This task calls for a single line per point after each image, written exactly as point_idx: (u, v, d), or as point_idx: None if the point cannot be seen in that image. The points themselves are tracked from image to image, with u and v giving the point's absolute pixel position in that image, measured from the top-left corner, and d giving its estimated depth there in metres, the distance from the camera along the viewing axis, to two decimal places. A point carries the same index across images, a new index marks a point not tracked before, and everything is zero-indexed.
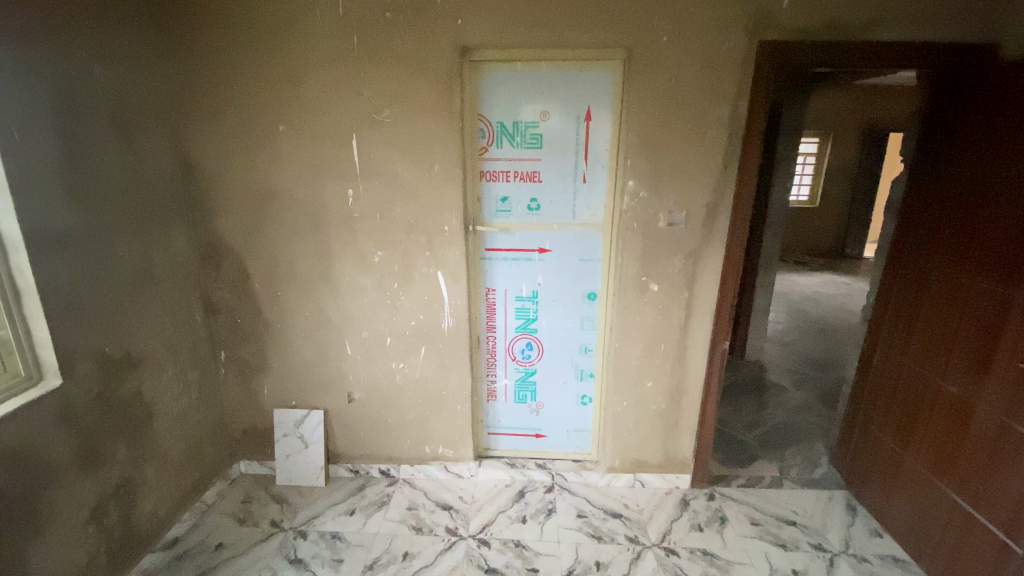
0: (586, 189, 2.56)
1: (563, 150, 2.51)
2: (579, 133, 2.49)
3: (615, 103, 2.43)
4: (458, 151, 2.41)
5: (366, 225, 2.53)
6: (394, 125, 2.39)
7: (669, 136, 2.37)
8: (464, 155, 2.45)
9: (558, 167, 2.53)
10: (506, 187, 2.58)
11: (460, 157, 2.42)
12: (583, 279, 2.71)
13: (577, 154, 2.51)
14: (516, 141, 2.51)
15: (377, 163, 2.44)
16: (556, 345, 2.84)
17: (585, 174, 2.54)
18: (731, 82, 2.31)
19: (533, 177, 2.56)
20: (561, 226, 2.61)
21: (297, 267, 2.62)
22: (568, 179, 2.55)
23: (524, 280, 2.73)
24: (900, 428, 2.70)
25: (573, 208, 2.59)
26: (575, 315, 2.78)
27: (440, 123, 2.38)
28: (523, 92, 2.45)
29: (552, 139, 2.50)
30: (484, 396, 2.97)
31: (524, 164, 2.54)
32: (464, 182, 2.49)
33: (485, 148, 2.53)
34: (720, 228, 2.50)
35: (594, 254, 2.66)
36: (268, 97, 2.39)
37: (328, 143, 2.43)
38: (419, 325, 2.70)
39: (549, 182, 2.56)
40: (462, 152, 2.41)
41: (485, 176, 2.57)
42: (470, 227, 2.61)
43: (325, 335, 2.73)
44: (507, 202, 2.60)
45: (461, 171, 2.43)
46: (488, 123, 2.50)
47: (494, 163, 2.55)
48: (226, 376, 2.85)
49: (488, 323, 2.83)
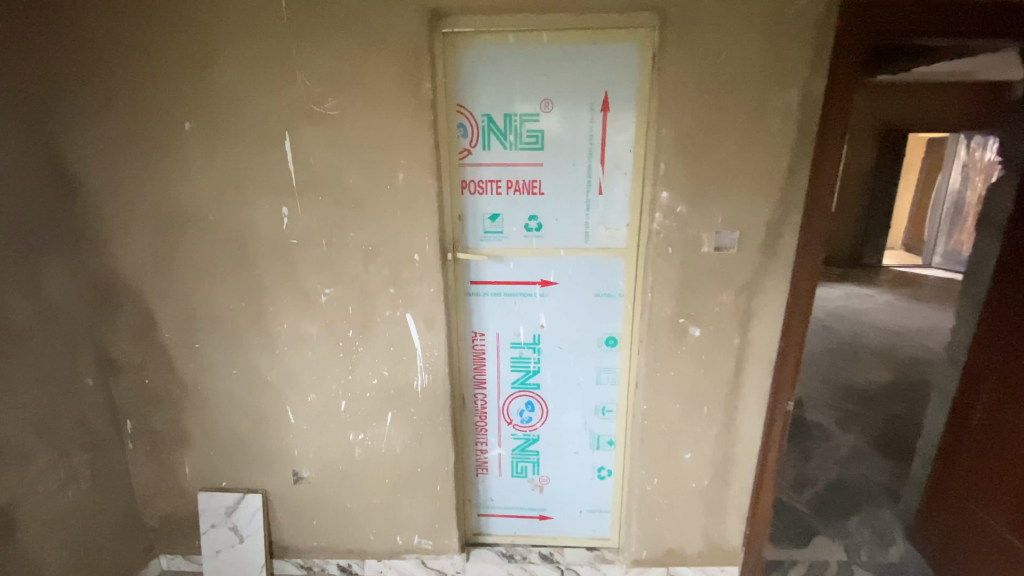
0: (602, 204, 1.91)
1: (571, 153, 1.87)
2: (593, 130, 1.84)
3: (641, 88, 1.79)
4: (431, 155, 1.77)
5: (308, 255, 1.88)
6: (343, 120, 1.75)
7: (717, 133, 1.74)
8: (439, 162, 1.81)
9: (564, 175, 1.89)
10: (496, 202, 1.93)
11: (433, 164, 1.77)
12: (599, 320, 2.04)
13: (590, 156, 1.87)
14: (508, 141, 1.87)
15: (322, 173, 1.80)
16: (565, 406, 2.16)
17: (600, 184, 1.89)
18: (802, 57, 1.68)
19: (531, 189, 1.91)
20: (569, 252, 1.95)
21: (218, 312, 1.96)
22: (578, 190, 1.90)
23: (522, 323, 2.06)
24: (1020, 516, 2.03)
25: (585, 229, 1.93)
26: (590, 368, 2.10)
27: (405, 119, 1.74)
28: (516, 76, 1.80)
29: (557, 139, 1.86)
30: (473, 470, 2.30)
31: (520, 173, 1.90)
32: (441, 197, 1.85)
33: (468, 150, 1.88)
34: (783, 252, 1.87)
35: (613, 289, 2.00)
36: (167, 84, 1.74)
37: (252, 145, 1.78)
38: (383, 386, 2.03)
39: (552, 195, 1.91)
40: (435, 156, 1.77)
41: (468, 188, 1.92)
42: (449, 254, 1.95)
43: (261, 399, 2.07)
44: (498, 221, 1.94)
45: (435, 181, 1.79)
46: (471, 119, 1.85)
47: (479, 172, 1.90)
48: (136, 452, 2.19)
49: (476, 378, 2.14)
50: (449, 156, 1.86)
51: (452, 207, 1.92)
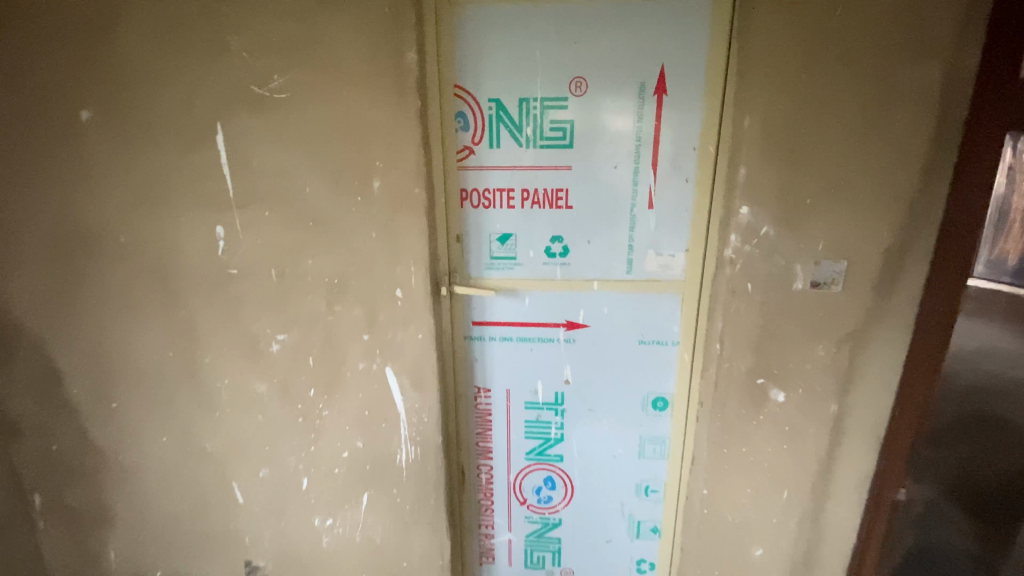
0: (653, 223, 1.38)
1: (612, 153, 1.35)
2: (642, 122, 1.32)
3: (712, 59, 1.26)
4: (417, 157, 1.27)
5: (253, 290, 1.39)
6: (295, 107, 1.26)
7: (822, 124, 1.22)
8: (428, 165, 1.31)
9: (602, 184, 1.37)
10: (507, 218, 1.42)
11: (420, 169, 1.28)
12: (645, 376, 1.51)
13: (637, 157, 1.35)
14: (525, 136, 1.35)
15: (268, 180, 1.31)
16: (597, 483, 1.65)
17: (650, 195, 1.37)
18: (958, 10, 1.14)
19: (556, 202, 1.39)
20: (606, 286, 1.44)
21: (140, 362, 1.49)
22: (620, 204, 1.38)
23: (541, 377, 1.54)
24: None
25: (628, 256, 1.41)
26: (630, 437, 1.58)
27: (381, 105, 1.25)
28: (535, 46, 1.29)
29: (592, 135, 1.34)
30: (475, 558, 1.80)
31: (540, 180, 1.38)
32: (432, 215, 1.35)
33: (469, 148, 1.37)
34: (904, 290, 1.35)
35: (665, 336, 1.47)
36: (56, 57, 1.26)
37: (174, 141, 1.30)
38: (356, 460, 1.53)
39: (583, 209, 1.39)
40: (423, 157, 1.28)
41: (470, 200, 1.41)
42: (444, 288, 1.45)
43: (198, 473, 1.59)
44: (510, 243, 1.44)
45: (423, 191, 1.30)
46: (473, 106, 1.34)
47: (485, 178, 1.39)
48: (48, 535, 1.71)
49: (479, 447, 1.64)
50: (442, 158, 1.36)
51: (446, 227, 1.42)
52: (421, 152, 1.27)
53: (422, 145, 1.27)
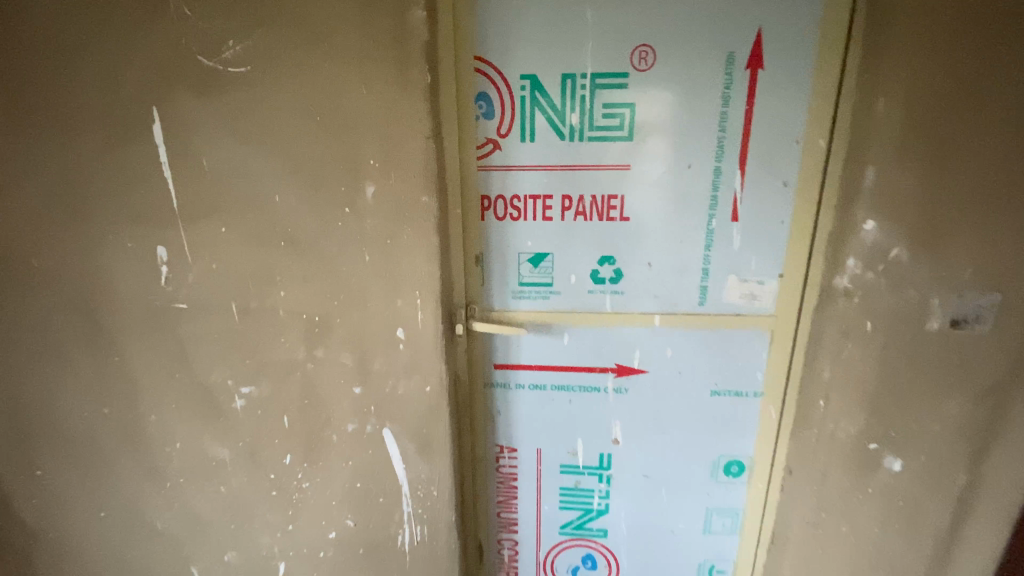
0: (737, 240, 1.05)
1: (686, 148, 1.01)
2: (727, 106, 0.98)
3: (829, 20, 0.92)
4: (426, 155, 0.94)
5: (211, 330, 1.05)
6: (257, 85, 0.92)
7: (994, 105, 0.86)
8: (439, 165, 0.97)
9: (670, 188, 1.03)
10: (542, 233, 1.08)
11: (429, 170, 0.94)
12: (717, 434, 1.18)
13: (719, 153, 1.01)
14: (569, 126, 1.01)
15: (223, 185, 0.97)
16: (649, 562, 1.32)
17: (734, 203, 1.03)
18: None
19: (608, 212, 1.05)
20: (671, 322, 1.10)
21: (68, 420, 1.15)
22: (694, 215, 1.04)
23: (582, 436, 1.20)
24: None
25: (702, 283, 1.07)
26: (693, 508, 1.25)
27: (376, 82, 0.90)
28: (585, 3, 0.95)
29: (660, 124, 1.00)
30: None
31: (588, 183, 1.04)
32: (445, 231, 1.01)
33: (494, 142, 1.03)
34: None
35: (745, 385, 1.13)
36: None
37: (96, 132, 0.95)
38: (346, 542, 1.19)
39: (644, 222, 1.05)
40: (432, 153, 0.94)
41: (494, 210, 1.07)
42: (460, 325, 1.10)
43: (147, 555, 1.25)
44: (545, 265, 1.10)
45: (434, 200, 0.96)
46: (500, 86, 1.00)
47: (516, 182, 1.05)
48: None
49: (502, 518, 1.30)
50: (456, 155, 1.02)
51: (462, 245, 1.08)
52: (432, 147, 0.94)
53: (432, 136, 0.93)
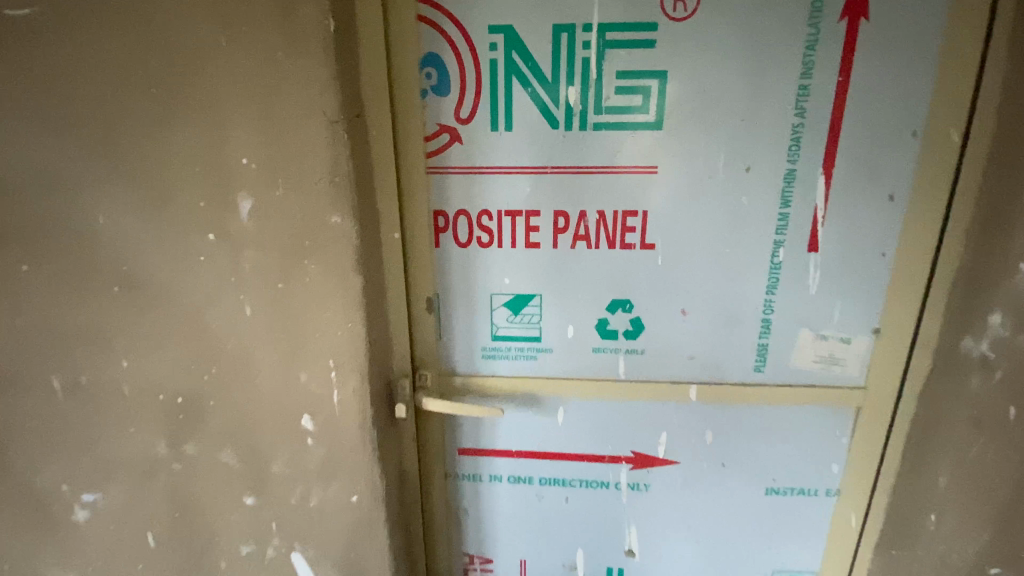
0: (816, 279, 0.70)
1: (746, 143, 0.66)
2: (809, 77, 0.64)
3: None
4: (333, 147, 0.59)
5: (15, 418, 0.69)
6: (54, 34, 0.55)
7: None
8: (358, 162, 0.61)
9: (717, 202, 0.68)
10: (526, 266, 0.73)
11: (341, 173, 0.60)
12: (771, 544, 0.84)
13: (795, 150, 0.66)
14: (565, 106, 0.66)
15: (9, 196, 0.60)
16: None
17: (814, 226, 0.68)
18: None
19: (622, 236, 0.70)
20: (713, 396, 0.75)
21: None
22: (752, 244, 0.69)
23: (582, 545, 0.86)
24: None
25: (761, 340, 0.73)
26: None
27: (249, 29, 0.55)
28: None
29: (705, 104, 0.65)
30: None
31: (595, 194, 0.69)
32: (373, 266, 0.66)
33: (452, 131, 0.68)
34: None
35: (815, 480, 0.80)
36: None
37: None
38: None
39: (675, 251, 0.70)
40: (345, 147, 0.59)
41: (454, 232, 0.72)
42: (402, 404, 0.73)
43: None
44: (530, 312, 0.74)
45: (352, 223, 0.61)
46: (458, 45, 0.65)
47: (486, 191, 0.70)
48: None
49: None
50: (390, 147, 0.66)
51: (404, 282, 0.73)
52: (343, 134, 0.59)
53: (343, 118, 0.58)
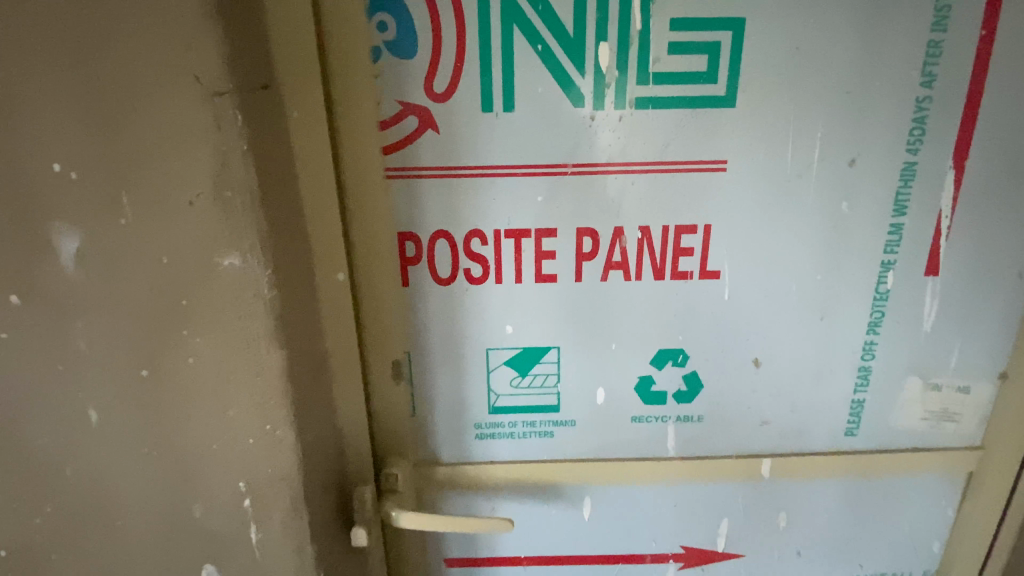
0: (932, 312, 0.51)
1: (851, 126, 0.46)
2: (943, 30, 0.43)
3: None
4: (217, 138, 0.33)
5: None
6: None
7: None
8: (269, 165, 0.36)
9: (808, 211, 0.48)
10: (537, 309, 0.50)
11: (231, 182, 0.34)
12: None
13: (919, 133, 0.46)
14: (594, 73, 0.44)
15: None
16: None
17: (935, 240, 0.49)
18: None
19: (674, 262, 0.49)
20: (791, 471, 0.56)
21: None
22: (853, 268, 0.50)
23: None
24: None
25: (856, 395, 0.54)
26: None
27: None
28: None
29: (797, 71, 0.44)
30: None
31: (636, 204, 0.47)
32: (304, 330, 0.41)
33: (421, 112, 0.44)
34: None
35: (910, 563, 0.62)
36: None
37: None
38: None
39: (747, 281, 0.50)
40: (238, 135, 0.33)
41: (429, 263, 0.48)
42: (358, 532, 0.47)
43: None
44: (543, 372, 0.52)
45: (259, 267, 0.36)
46: None
47: (475, 204, 0.47)
48: None
49: None
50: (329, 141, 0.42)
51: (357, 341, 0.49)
52: (234, 116, 0.33)
53: (234, 86, 0.33)
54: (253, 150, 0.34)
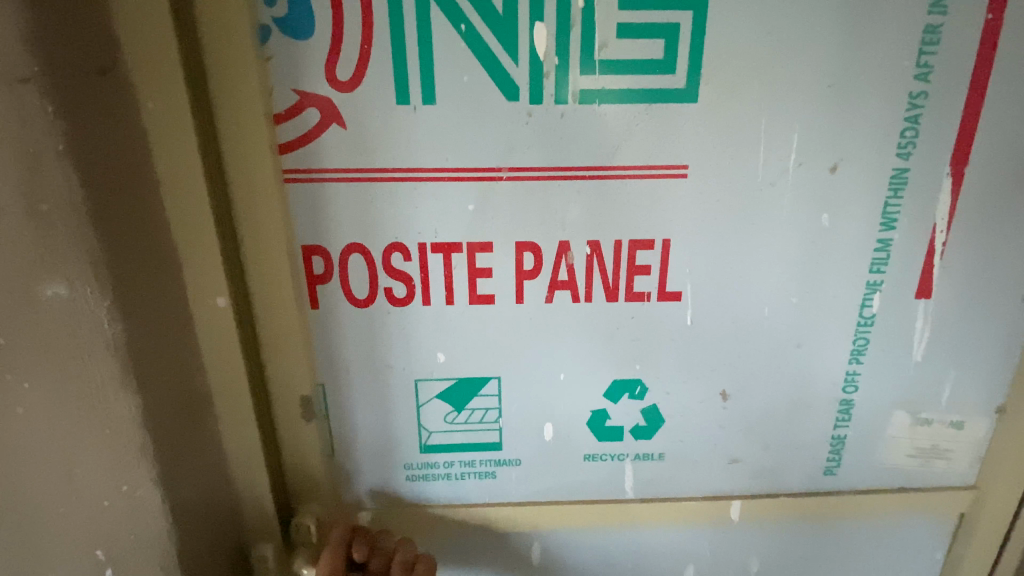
0: (923, 340, 0.45)
1: (833, 126, 0.39)
2: (943, 13, 0.37)
3: None
4: (25, 136, 0.28)
5: None
6: None
7: None
8: (104, 168, 0.30)
9: (783, 225, 0.41)
10: (471, 335, 0.43)
11: (46, 191, 0.29)
12: None
13: (910, 135, 0.39)
14: (529, 60, 0.36)
15: None
16: None
17: (928, 258, 0.43)
18: None
19: (628, 281, 0.42)
20: (764, 514, 0.49)
21: None
22: (834, 290, 0.43)
23: None
24: None
25: (836, 431, 0.48)
26: None
27: None
28: None
29: (770, 61, 0.37)
30: None
31: (584, 215, 0.40)
32: (167, 360, 0.36)
33: (324, 104, 0.37)
34: None
35: None
36: None
37: None
38: None
39: (714, 304, 0.43)
40: (48, 135, 0.28)
41: (344, 283, 0.41)
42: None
43: None
44: (481, 407, 0.46)
45: (93, 292, 0.31)
46: None
47: (393, 214, 0.40)
48: None
49: None
50: (203, 141, 0.35)
51: (258, 372, 0.42)
52: (43, 107, 0.28)
53: (42, 70, 0.27)
54: (72, 150, 0.29)
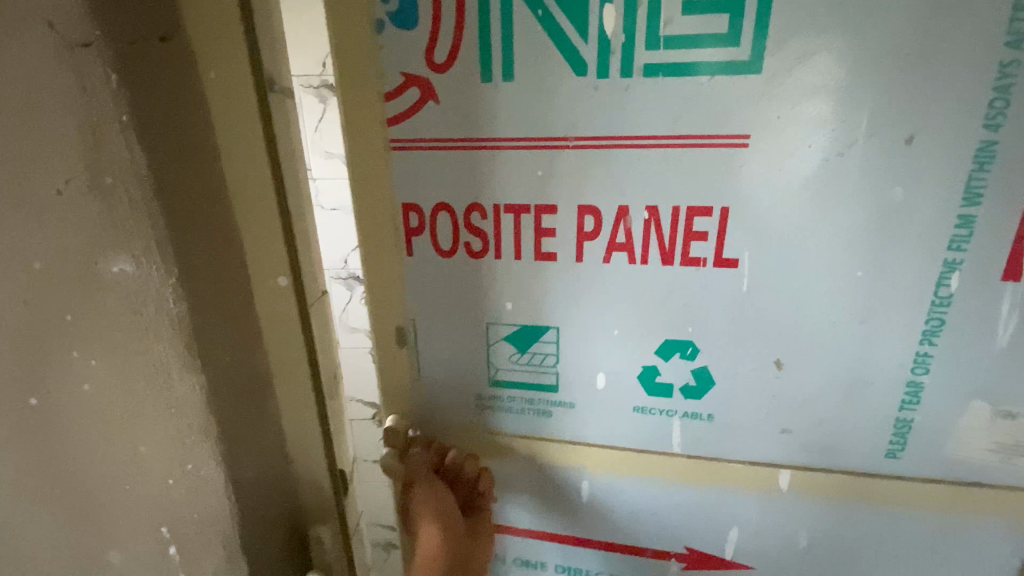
0: (1010, 325, 0.42)
1: (908, 95, 0.38)
2: None
3: None
4: (87, 103, 0.31)
5: None
6: None
7: None
8: (163, 133, 0.34)
9: (849, 195, 0.40)
10: (530, 289, 0.46)
11: (105, 154, 0.32)
12: None
13: (1000, 106, 0.37)
14: (597, 37, 0.38)
15: None
16: None
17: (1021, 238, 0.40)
18: None
19: (684, 246, 0.43)
20: (814, 489, 0.49)
21: None
22: (903, 267, 0.42)
23: None
24: None
25: (902, 414, 0.46)
26: None
27: None
28: None
29: (840, 30, 0.37)
30: None
31: (642, 182, 0.41)
32: (220, 318, 0.39)
33: (423, 85, 0.40)
34: None
35: None
36: None
37: None
38: None
39: (772, 275, 0.43)
40: (107, 100, 0.31)
41: (432, 233, 0.45)
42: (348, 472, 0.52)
43: None
44: (541, 352, 0.48)
45: (151, 248, 0.34)
46: None
47: (461, 175, 0.43)
48: None
49: None
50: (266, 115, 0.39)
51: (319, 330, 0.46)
52: (104, 73, 0.31)
53: (102, 35, 0.30)
54: (133, 116, 0.32)
